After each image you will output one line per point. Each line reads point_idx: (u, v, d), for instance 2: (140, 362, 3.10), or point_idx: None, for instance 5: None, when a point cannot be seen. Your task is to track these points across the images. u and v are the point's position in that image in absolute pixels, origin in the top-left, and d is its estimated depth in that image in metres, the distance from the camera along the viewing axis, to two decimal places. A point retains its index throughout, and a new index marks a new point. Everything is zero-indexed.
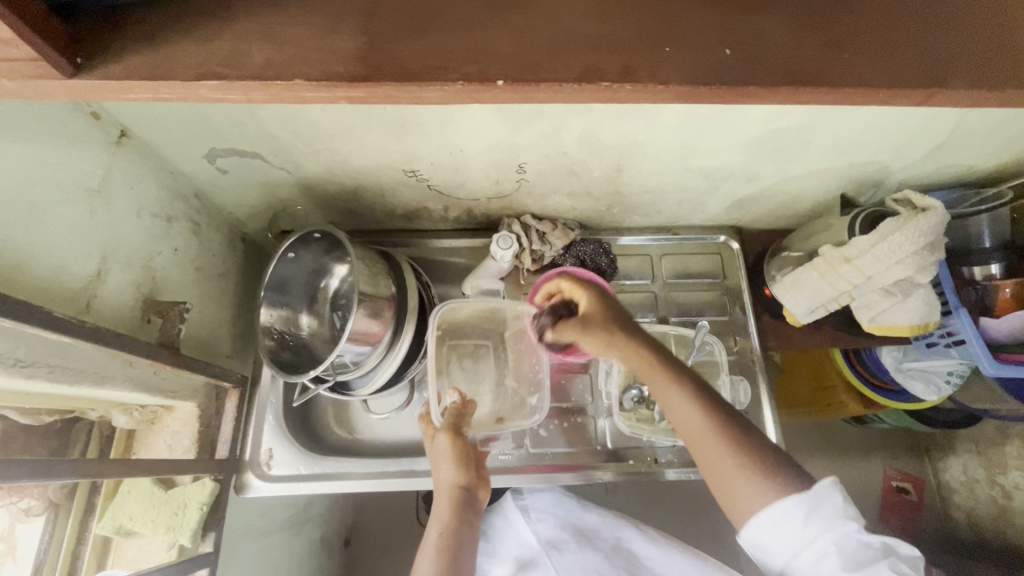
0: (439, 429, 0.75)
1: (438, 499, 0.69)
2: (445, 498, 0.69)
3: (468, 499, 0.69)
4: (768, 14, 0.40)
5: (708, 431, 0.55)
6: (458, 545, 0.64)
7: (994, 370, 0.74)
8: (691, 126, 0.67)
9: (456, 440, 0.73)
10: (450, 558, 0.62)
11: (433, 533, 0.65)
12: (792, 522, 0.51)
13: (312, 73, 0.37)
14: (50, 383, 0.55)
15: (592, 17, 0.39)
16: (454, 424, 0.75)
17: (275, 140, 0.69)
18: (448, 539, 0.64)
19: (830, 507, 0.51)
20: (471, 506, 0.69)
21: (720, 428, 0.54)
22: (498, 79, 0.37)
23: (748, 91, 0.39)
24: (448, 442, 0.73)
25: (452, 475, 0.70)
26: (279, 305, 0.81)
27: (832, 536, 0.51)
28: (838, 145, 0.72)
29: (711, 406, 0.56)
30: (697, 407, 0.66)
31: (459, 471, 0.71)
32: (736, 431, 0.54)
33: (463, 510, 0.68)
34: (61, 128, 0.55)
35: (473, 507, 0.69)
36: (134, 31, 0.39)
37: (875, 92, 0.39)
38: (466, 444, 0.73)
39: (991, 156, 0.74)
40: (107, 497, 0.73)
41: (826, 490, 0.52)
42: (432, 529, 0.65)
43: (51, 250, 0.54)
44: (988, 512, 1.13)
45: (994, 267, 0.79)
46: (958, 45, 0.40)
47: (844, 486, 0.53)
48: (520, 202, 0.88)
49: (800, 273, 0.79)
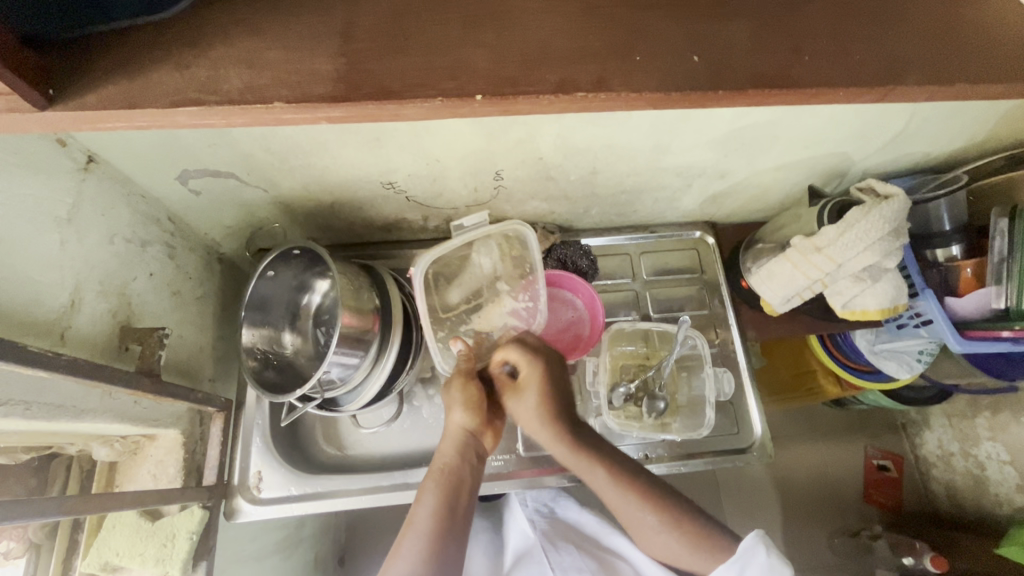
0: (455, 374, 0.72)
1: (445, 441, 0.69)
2: (453, 439, 0.69)
3: (474, 446, 0.69)
4: (733, 21, 0.42)
5: (637, 507, 0.64)
6: (460, 488, 0.64)
7: (961, 346, 0.78)
8: (660, 127, 0.69)
9: (470, 385, 0.72)
10: (450, 498, 0.63)
11: (437, 468, 0.66)
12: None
13: (292, 95, 0.37)
14: (27, 419, 0.54)
15: (564, 29, 0.40)
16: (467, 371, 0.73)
17: (247, 159, 0.68)
18: (451, 478, 0.65)
19: (755, 563, 0.59)
20: (475, 453, 0.69)
21: (645, 504, 0.64)
22: (478, 93, 0.38)
23: (721, 95, 0.40)
24: (462, 386, 0.72)
25: (461, 419, 0.70)
26: (260, 325, 0.80)
27: None
28: (801, 140, 0.74)
29: (639, 484, 0.65)
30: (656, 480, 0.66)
31: (470, 416, 0.70)
32: (663, 508, 0.64)
33: (466, 453, 0.68)
34: (27, 159, 0.54)
35: (477, 455, 0.69)
36: (109, 61, 0.38)
37: (836, 92, 0.40)
38: (481, 392, 0.72)
39: (943, 143, 0.77)
40: (91, 533, 0.71)
41: (749, 545, 0.60)
42: (435, 467, 0.66)
43: (21, 283, 0.53)
44: (965, 484, 1.17)
45: (955, 248, 0.83)
46: (910, 41, 0.42)
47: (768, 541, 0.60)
48: (498, 208, 0.89)
49: (773, 264, 0.82)
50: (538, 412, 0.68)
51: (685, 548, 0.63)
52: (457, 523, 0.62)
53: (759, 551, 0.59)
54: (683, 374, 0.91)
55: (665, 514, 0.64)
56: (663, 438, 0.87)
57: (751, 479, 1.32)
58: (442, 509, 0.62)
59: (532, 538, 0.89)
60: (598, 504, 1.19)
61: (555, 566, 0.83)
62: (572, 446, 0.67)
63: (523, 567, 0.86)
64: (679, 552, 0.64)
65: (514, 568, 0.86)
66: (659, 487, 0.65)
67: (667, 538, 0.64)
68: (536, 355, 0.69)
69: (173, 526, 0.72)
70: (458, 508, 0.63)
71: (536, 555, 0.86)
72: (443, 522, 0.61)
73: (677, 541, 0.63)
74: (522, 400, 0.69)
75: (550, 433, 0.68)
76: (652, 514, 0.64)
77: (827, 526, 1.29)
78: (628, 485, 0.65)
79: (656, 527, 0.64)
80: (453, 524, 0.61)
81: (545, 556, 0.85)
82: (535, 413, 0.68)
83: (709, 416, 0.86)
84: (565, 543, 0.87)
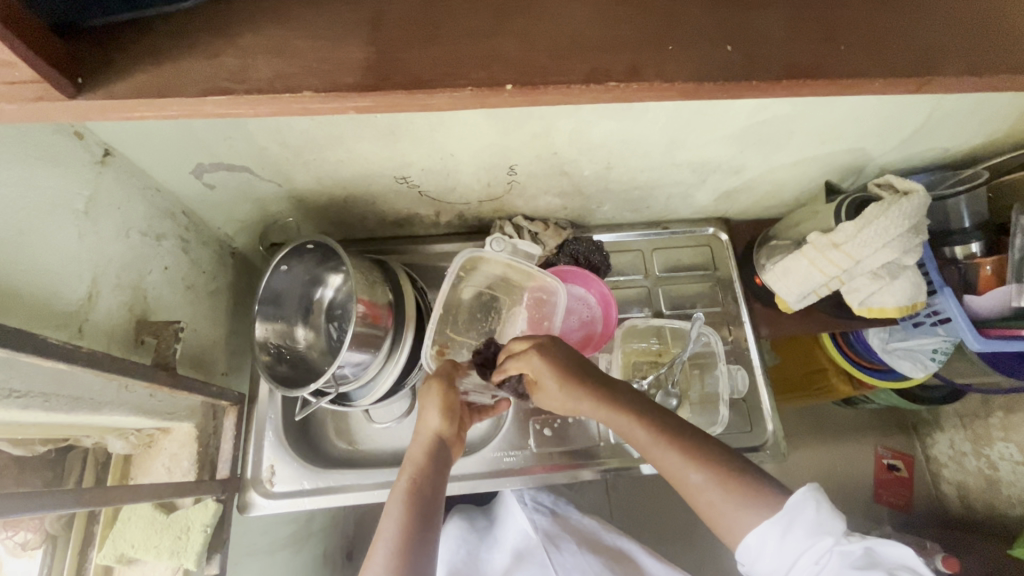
0: (428, 379, 0.72)
1: (410, 453, 0.67)
2: (418, 451, 0.67)
3: (443, 452, 0.68)
4: (767, 9, 0.41)
5: (678, 461, 0.59)
6: (428, 497, 0.62)
7: (980, 345, 0.76)
8: (679, 121, 0.68)
9: (447, 391, 0.71)
10: (418, 507, 0.60)
11: (404, 478, 0.64)
12: (771, 537, 0.54)
13: (319, 85, 0.37)
14: (45, 411, 0.54)
15: (595, 20, 0.40)
16: (444, 374, 0.72)
17: (262, 152, 0.68)
18: (419, 487, 0.62)
19: (803, 519, 0.53)
20: (443, 463, 0.67)
21: (687, 458, 0.59)
22: (506, 83, 0.37)
23: (753, 85, 0.39)
24: (435, 391, 0.71)
25: (436, 423, 0.69)
26: (273, 319, 0.80)
27: (814, 551, 0.52)
28: (821, 134, 0.73)
29: (675, 439, 0.61)
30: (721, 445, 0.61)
31: (445, 421, 0.70)
32: (706, 464, 0.59)
33: (435, 460, 0.66)
34: (46, 151, 0.54)
35: (446, 461, 0.68)
36: (136, 49, 0.38)
37: (870, 83, 0.40)
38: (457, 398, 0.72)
39: (965, 138, 0.76)
40: (106, 525, 0.72)
41: (799, 500, 0.54)
42: (402, 477, 0.64)
43: (40, 276, 0.53)
44: (976, 484, 1.16)
45: (974, 246, 0.82)
46: (945, 30, 0.41)
47: (820, 496, 0.55)
48: (511, 203, 0.88)
49: (789, 260, 0.81)
50: (560, 390, 0.66)
51: (731, 503, 0.56)
52: (428, 533, 0.59)
53: (809, 505, 0.54)
54: (696, 372, 0.90)
55: (710, 470, 0.58)
56: None
57: None
58: (409, 515, 0.59)
59: (533, 538, 0.89)
60: (606, 503, 1.19)
61: (557, 567, 0.84)
62: (612, 406, 0.64)
63: (523, 567, 0.85)
64: (725, 512, 0.57)
65: (514, 568, 0.85)
66: (695, 441, 0.61)
67: (711, 497, 0.57)
68: (532, 350, 0.67)
69: (188, 519, 0.72)
70: (429, 514, 0.60)
71: (537, 556, 0.86)
72: (412, 529, 0.58)
73: (719, 500, 0.57)
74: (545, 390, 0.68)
75: (590, 399, 0.65)
76: (696, 471, 0.58)
77: None
78: (663, 441, 0.61)
79: (703, 486, 0.58)
80: (424, 529, 0.59)
81: (547, 557, 0.85)
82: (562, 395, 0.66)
83: (723, 414, 0.85)
84: (567, 542, 0.88)
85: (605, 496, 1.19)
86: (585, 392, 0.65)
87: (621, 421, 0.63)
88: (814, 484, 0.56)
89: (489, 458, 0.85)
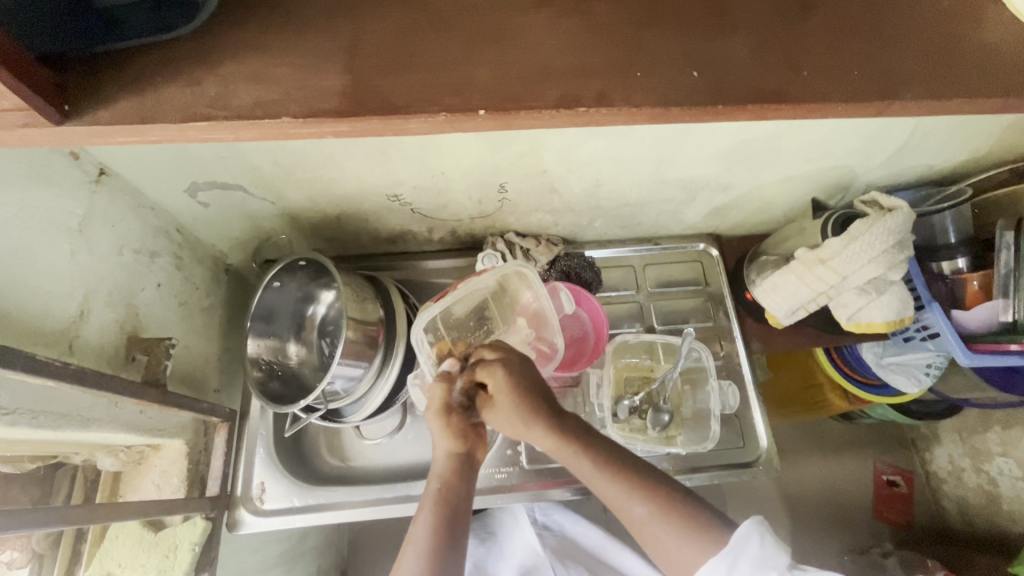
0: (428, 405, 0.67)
1: (435, 464, 0.67)
2: (442, 461, 0.66)
3: (466, 462, 0.67)
4: (733, 37, 0.42)
5: (625, 495, 0.60)
6: (457, 505, 0.62)
7: (968, 361, 0.77)
8: (664, 141, 0.69)
9: (449, 415, 0.66)
10: (447, 513, 0.61)
11: (432, 488, 0.64)
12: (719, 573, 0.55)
13: (300, 111, 0.38)
14: (33, 428, 0.54)
15: (568, 47, 0.41)
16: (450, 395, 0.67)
17: (254, 171, 0.70)
18: (447, 497, 0.63)
19: (749, 554, 0.55)
20: (470, 470, 0.67)
21: (635, 492, 0.60)
22: (480, 108, 0.38)
23: (719, 109, 0.41)
24: (438, 417, 0.66)
25: (447, 444, 0.66)
26: (265, 335, 0.81)
27: None
28: (803, 153, 0.75)
29: (623, 473, 0.61)
30: (665, 479, 0.62)
31: (456, 440, 0.66)
32: (653, 499, 0.60)
33: (460, 472, 0.66)
34: (40, 171, 0.55)
35: (469, 470, 0.66)
36: (121, 79, 0.39)
37: (834, 106, 0.41)
38: (464, 417, 0.67)
39: (945, 156, 0.78)
40: (93, 544, 0.71)
41: (743, 536, 0.56)
42: (430, 488, 0.64)
43: (32, 295, 0.54)
44: (976, 500, 1.15)
45: (960, 261, 0.83)
46: (907, 57, 0.43)
47: (763, 529, 0.57)
48: (502, 220, 0.89)
49: (777, 276, 0.81)
50: (515, 418, 0.63)
51: (676, 539, 0.58)
52: (457, 537, 0.60)
53: (753, 540, 0.56)
54: (688, 388, 0.90)
55: (655, 505, 0.59)
56: (667, 451, 0.86)
57: (757, 494, 1.31)
58: (439, 524, 0.60)
59: (542, 556, 0.90)
60: (602, 520, 1.18)
61: None
62: (562, 441, 0.63)
63: None
64: (670, 547, 0.58)
65: None
66: (645, 476, 0.62)
67: (656, 531, 0.59)
68: (496, 363, 0.65)
69: (176, 537, 0.72)
70: (457, 524, 0.61)
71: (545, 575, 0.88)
72: (441, 538, 0.59)
73: (666, 534, 0.58)
74: (499, 411, 0.65)
75: (539, 430, 0.63)
76: (640, 505, 0.60)
77: (836, 543, 1.26)
78: (610, 475, 0.61)
79: (647, 519, 0.59)
80: (452, 538, 0.60)
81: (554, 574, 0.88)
82: (514, 418, 0.64)
83: (714, 429, 0.86)
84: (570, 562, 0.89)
85: (601, 513, 1.18)
86: (532, 421, 0.63)
87: (563, 451, 0.63)
88: (757, 517, 0.58)
89: (481, 474, 0.85)
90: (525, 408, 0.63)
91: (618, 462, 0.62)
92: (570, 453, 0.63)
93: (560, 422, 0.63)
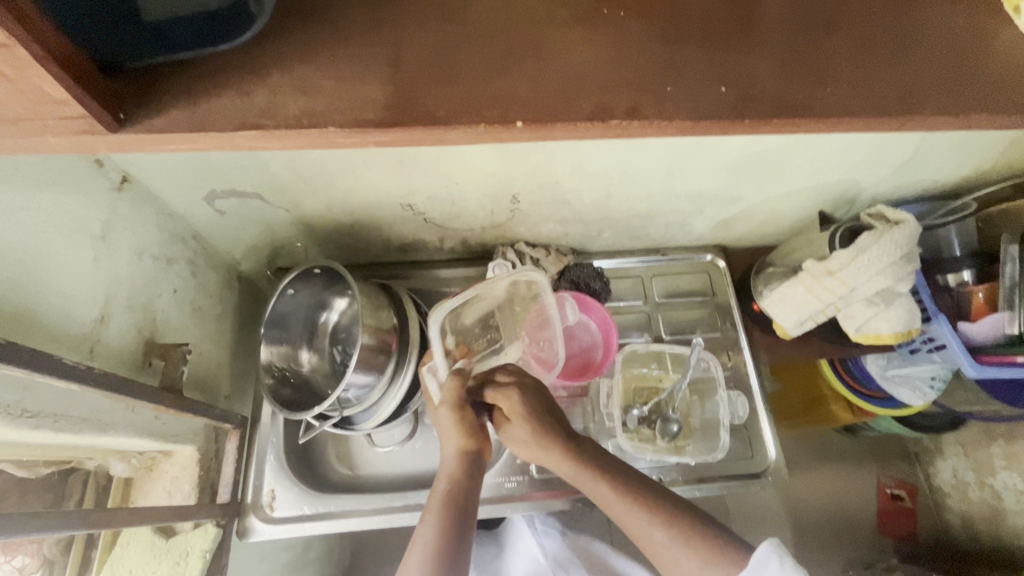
0: (440, 402, 0.69)
1: (445, 463, 0.66)
2: (452, 461, 0.66)
3: (475, 463, 0.66)
4: (756, 53, 0.44)
5: (643, 521, 0.61)
6: (463, 506, 0.62)
7: (976, 372, 0.77)
8: (676, 154, 0.71)
9: (461, 411, 0.68)
10: (455, 515, 0.61)
11: (440, 489, 0.64)
12: None
13: (343, 120, 0.39)
14: (54, 432, 0.55)
15: (599, 62, 0.42)
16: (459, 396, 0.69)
17: (274, 180, 0.71)
18: (455, 498, 0.62)
19: None
20: (478, 471, 0.67)
21: (652, 517, 0.61)
22: (517, 119, 0.40)
23: (745, 122, 0.42)
24: (451, 414, 0.68)
25: (458, 442, 0.67)
26: (278, 342, 0.81)
27: None
28: (813, 166, 0.76)
29: (641, 497, 0.62)
30: (683, 505, 0.63)
31: (467, 438, 0.67)
32: (670, 522, 0.60)
33: (469, 473, 0.65)
34: (68, 178, 0.56)
35: (477, 471, 0.66)
36: (169, 88, 0.41)
37: (857, 120, 0.42)
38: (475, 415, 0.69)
39: (951, 170, 0.79)
40: (105, 549, 0.71)
41: (762, 557, 0.55)
42: (439, 488, 0.64)
43: (57, 300, 0.54)
44: (980, 515, 1.15)
45: (966, 273, 0.82)
46: (924, 74, 0.44)
47: (783, 550, 0.55)
48: (513, 230, 0.90)
49: (786, 287, 0.82)
50: (529, 437, 0.68)
51: (696, 563, 0.58)
52: (464, 540, 0.59)
53: (773, 561, 0.54)
54: (696, 398, 0.91)
55: (674, 529, 0.59)
56: (676, 461, 0.86)
57: (762, 506, 1.30)
58: (445, 525, 0.60)
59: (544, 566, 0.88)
60: (607, 532, 1.17)
61: None
62: (577, 463, 0.66)
63: None
64: (691, 573, 0.58)
65: None
66: (664, 500, 0.62)
67: (677, 556, 0.58)
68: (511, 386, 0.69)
69: (186, 544, 0.72)
70: (463, 527, 0.60)
71: None
72: (449, 538, 0.58)
73: (685, 558, 0.58)
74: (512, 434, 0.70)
75: (555, 451, 0.67)
76: (660, 530, 0.60)
77: (841, 557, 1.26)
78: (629, 498, 0.62)
79: (666, 544, 0.59)
80: (459, 540, 0.59)
81: None
82: (527, 439, 0.68)
83: (724, 439, 0.86)
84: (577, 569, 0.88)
85: (606, 525, 1.18)
86: (549, 442, 0.67)
87: (580, 472, 0.65)
88: (775, 537, 0.57)
89: (490, 483, 0.85)
90: (541, 435, 0.67)
91: (638, 488, 0.63)
92: (585, 477, 0.65)
93: (575, 444, 0.67)
